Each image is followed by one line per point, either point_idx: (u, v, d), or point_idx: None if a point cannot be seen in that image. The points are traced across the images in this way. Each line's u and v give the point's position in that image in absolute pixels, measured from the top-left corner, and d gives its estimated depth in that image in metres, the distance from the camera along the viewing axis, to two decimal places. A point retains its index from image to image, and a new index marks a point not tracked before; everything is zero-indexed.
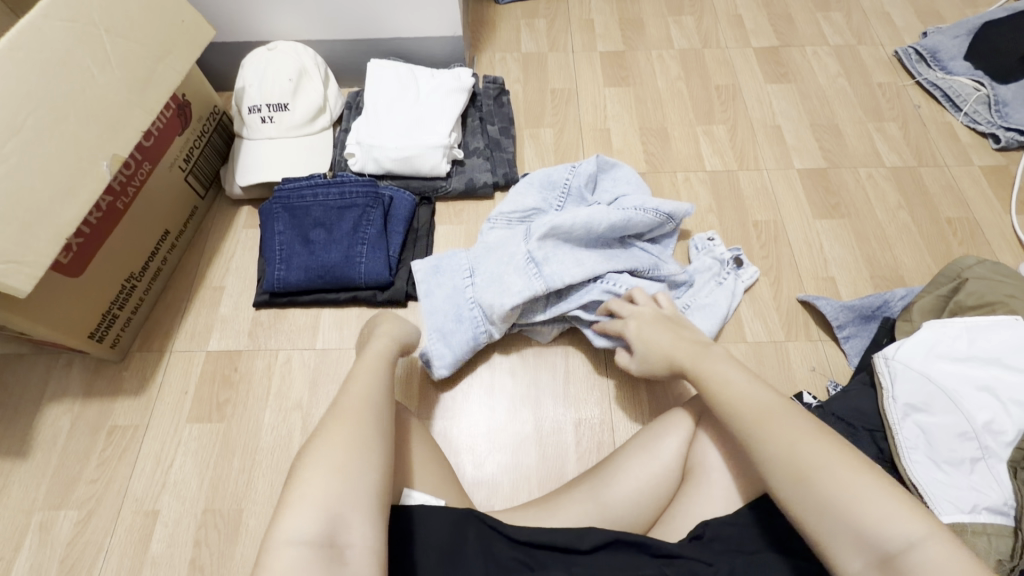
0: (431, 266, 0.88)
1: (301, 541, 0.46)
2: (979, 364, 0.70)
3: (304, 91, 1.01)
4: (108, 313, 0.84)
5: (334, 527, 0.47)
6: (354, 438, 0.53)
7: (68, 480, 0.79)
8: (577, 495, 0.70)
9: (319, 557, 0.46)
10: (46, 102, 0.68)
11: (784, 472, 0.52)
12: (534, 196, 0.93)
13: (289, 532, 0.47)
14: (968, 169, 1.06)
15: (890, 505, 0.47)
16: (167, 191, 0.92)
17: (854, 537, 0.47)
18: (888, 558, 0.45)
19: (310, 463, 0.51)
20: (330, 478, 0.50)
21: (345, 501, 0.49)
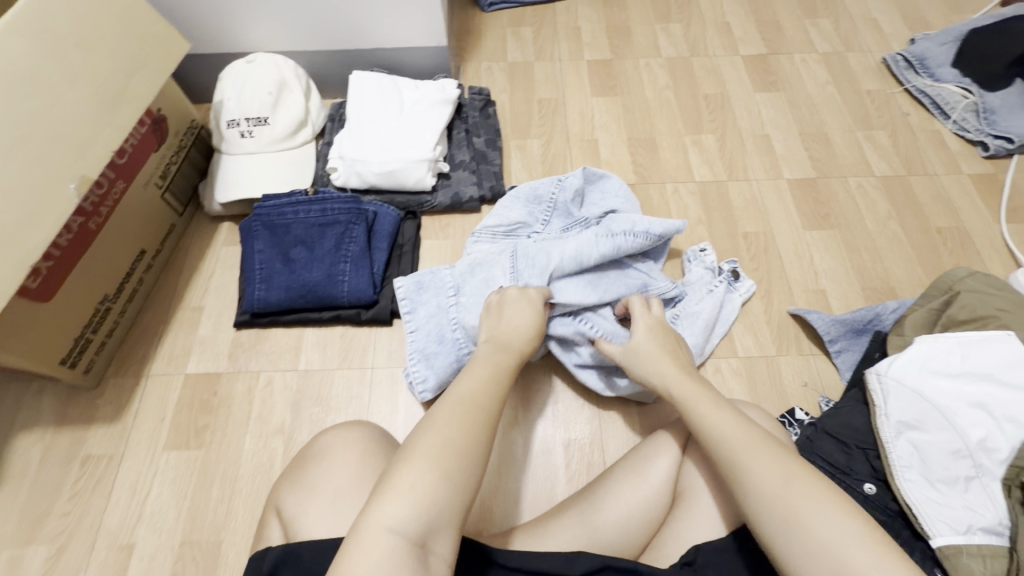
0: (413, 282, 0.86)
1: (399, 532, 0.43)
2: (972, 380, 0.69)
3: (284, 104, 0.99)
4: (81, 337, 0.81)
5: (428, 530, 0.45)
6: (465, 443, 0.49)
7: (39, 513, 0.76)
8: (567, 520, 0.68)
9: (408, 559, 0.43)
10: (11, 125, 0.65)
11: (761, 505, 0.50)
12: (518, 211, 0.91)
13: (388, 519, 0.44)
14: (957, 177, 1.05)
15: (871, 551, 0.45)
16: (143, 209, 0.89)
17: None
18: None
19: (416, 455, 0.48)
20: (438, 476, 0.47)
21: (444, 509, 0.46)
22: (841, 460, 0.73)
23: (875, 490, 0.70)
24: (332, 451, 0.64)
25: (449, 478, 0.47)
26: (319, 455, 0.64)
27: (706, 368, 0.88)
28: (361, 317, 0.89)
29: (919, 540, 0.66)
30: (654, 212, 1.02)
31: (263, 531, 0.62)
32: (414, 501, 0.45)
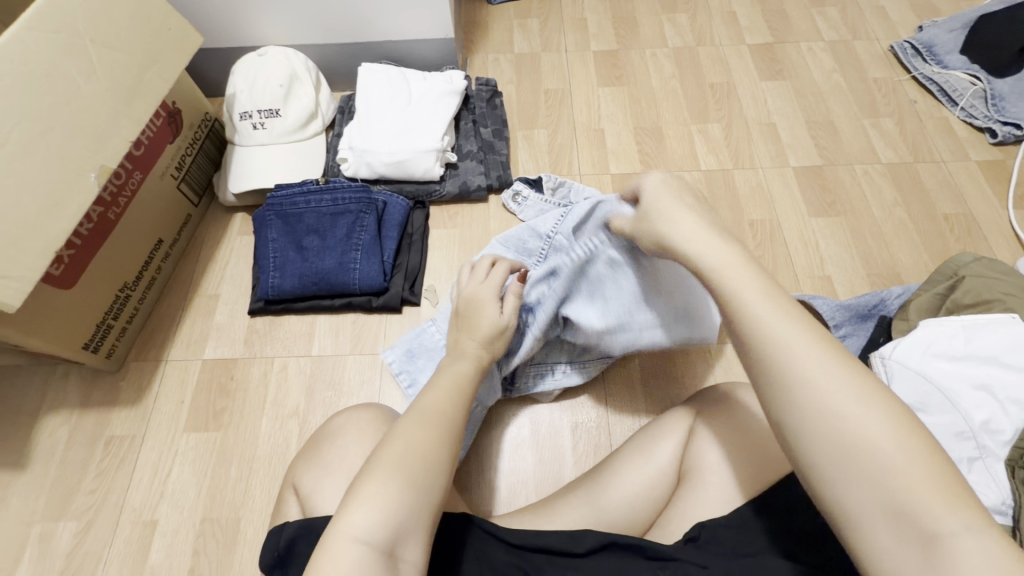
0: (403, 352, 0.86)
1: (366, 542, 0.44)
2: (976, 362, 0.70)
3: (295, 96, 1.01)
4: (102, 323, 0.84)
5: (396, 535, 0.46)
6: (430, 447, 0.51)
7: (66, 491, 0.79)
8: (573, 500, 0.71)
9: (376, 563, 0.44)
10: (33, 119, 0.67)
11: (810, 426, 0.42)
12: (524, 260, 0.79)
13: (355, 529, 0.45)
14: (965, 164, 1.05)
15: (935, 483, 0.38)
16: (160, 200, 0.91)
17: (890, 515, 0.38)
18: (933, 542, 0.37)
19: (380, 464, 0.49)
20: (402, 483, 0.48)
21: (412, 512, 0.47)
22: None
23: None
24: (346, 430, 0.66)
25: (413, 482, 0.48)
26: (334, 434, 0.66)
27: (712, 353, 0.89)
28: (372, 304, 0.91)
29: None
30: None
31: (281, 506, 0.64)
32: (380, 509, 0.46)
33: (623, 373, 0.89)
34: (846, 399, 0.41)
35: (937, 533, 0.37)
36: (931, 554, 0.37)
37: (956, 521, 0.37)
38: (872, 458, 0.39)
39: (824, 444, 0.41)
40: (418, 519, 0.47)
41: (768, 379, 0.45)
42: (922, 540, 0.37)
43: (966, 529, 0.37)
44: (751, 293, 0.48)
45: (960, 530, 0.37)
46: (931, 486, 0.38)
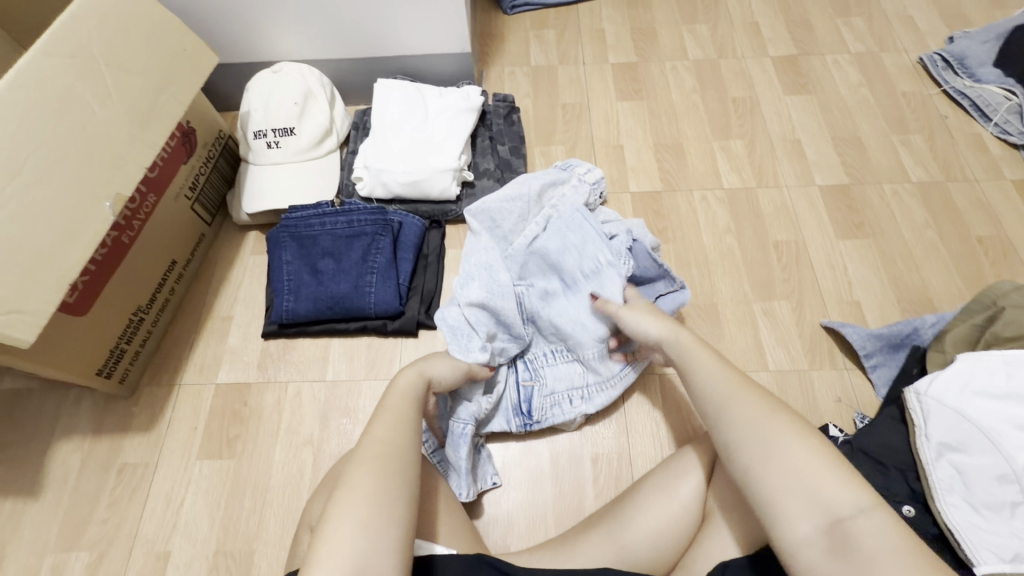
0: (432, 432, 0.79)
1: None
2: (1019, 402, 0.67)
3: (310, 114, 0.99)
4: (115, 349, 0.83)
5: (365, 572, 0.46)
6: (388, 487, 0.52)
7: (79, 521, 0.78)
8: (595, 537, 0.68)
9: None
10: (47, 147, 0.66)
11: (737, 437, 0.52)
12: (478, 290, 0.82)
13: None
14: (999, 183, 1.02)
15: (840, 477, 0.47)
16: (174, 220, 0.90)
17: (807, 502, 0.47)
18: (840, 523, 0.45)
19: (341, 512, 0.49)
20: (362, 523, 0.49)
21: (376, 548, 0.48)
22: (879, 481, 0.71)
23: (914, 513, 0.67)
24: None
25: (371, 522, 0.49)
26: None
27: None
28: (387, 329, 0.89)
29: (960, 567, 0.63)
30: (681, 220, 1.01)
31: (296, 547, 0.62)
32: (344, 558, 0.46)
33: (645, 403, 0.86)
34: (762, 412, 0.52)
35: (839, 515, 0.46)
36: (838, 536, 0.45)
37: (850, 504, 0.46)
38: (784, 455, 0.49)
39: (748, 447, 0.51)
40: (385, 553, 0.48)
41: (705, 404, 0.57)
42: (831, 525, 0.46)
43: (861, 510, 0.46)
44: (698, 347, 0.63)
45: (857, 511, 0.46)
46: (833, 480, 0.47)
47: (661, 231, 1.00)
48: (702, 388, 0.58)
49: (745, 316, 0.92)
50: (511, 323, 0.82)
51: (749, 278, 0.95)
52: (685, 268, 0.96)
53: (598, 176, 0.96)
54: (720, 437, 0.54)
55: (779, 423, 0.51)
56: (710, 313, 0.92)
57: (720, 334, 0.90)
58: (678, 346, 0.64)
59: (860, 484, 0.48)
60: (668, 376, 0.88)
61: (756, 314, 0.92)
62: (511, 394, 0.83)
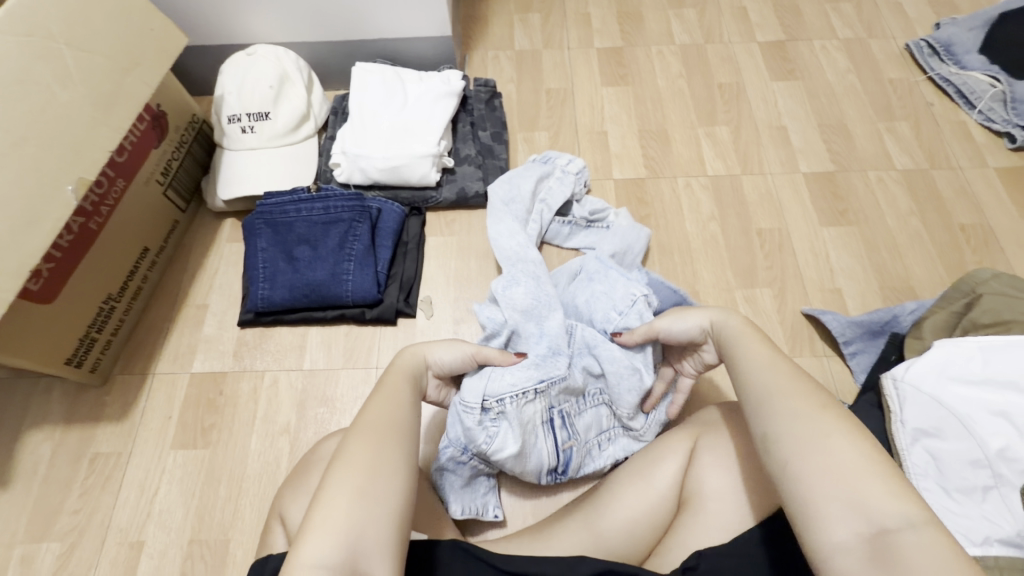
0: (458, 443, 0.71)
1: (323, 566, 0.42)
2: (994, 388, 0.66)
3: (286, 98, 0.97)
4: (86, 337, 0.81)
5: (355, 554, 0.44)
6: (381, 462, 0.49)
7: (51, 511, 0.77)
8: (571, 525, 0.68)
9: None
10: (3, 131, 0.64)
11: (780, 430, 0.47)
12: (522, 294, 0.79)
13: (312, 557, 0.43)
14: (982, 171, 1.01)
15: (882, 481, 0.42)
16: (145, 206, 0.88)
17: (845, 508, 0.42)
18: (885, 536, 0.41)
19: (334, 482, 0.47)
20: (355, 499, 0.46)
21: (368, 526, 0.45)
22: None
23: None
24: None
25: (365, 497, 0.47)
26: (323, 461, 0.64)
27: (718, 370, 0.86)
28: (365, 316, 0.88)
29: None
30: (665, 207, 1.00)
31: (267, 537, 0.62)
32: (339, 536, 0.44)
33: None
34: (809, 406, 0.48)
35: (885, 527, 0.41)
36: (880, 549, 0.40)
37: (900, 515, 0.41)
38: (828, 455, 0.44)
39: (790, 442, 0.46)
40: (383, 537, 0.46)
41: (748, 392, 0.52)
42: (873, 536, 0.41)
43: (910, 523, 0.41)
44: (747, 334, 0.57)
45: (905, 524, 0.41)
46: (880, 486, 0.42)
47: (644, 218, 0.99)
48: (745, 376, 0.53)
49: (727, 304, 0.91)
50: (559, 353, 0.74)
51: (732, 266, 0.94)
52: (667, 256, 0.95)
53: (580, 166, 0.96)
54: (759, 429, 0.49)
55: (829, 420, 0.46)
56: (691, 302, 0.91)
57: None
58: (731, 331, 0.58)
59: (907, 492, 0.43)
60: None
61: (737, 302, 0.91)
62: (548, 450, 0.72)
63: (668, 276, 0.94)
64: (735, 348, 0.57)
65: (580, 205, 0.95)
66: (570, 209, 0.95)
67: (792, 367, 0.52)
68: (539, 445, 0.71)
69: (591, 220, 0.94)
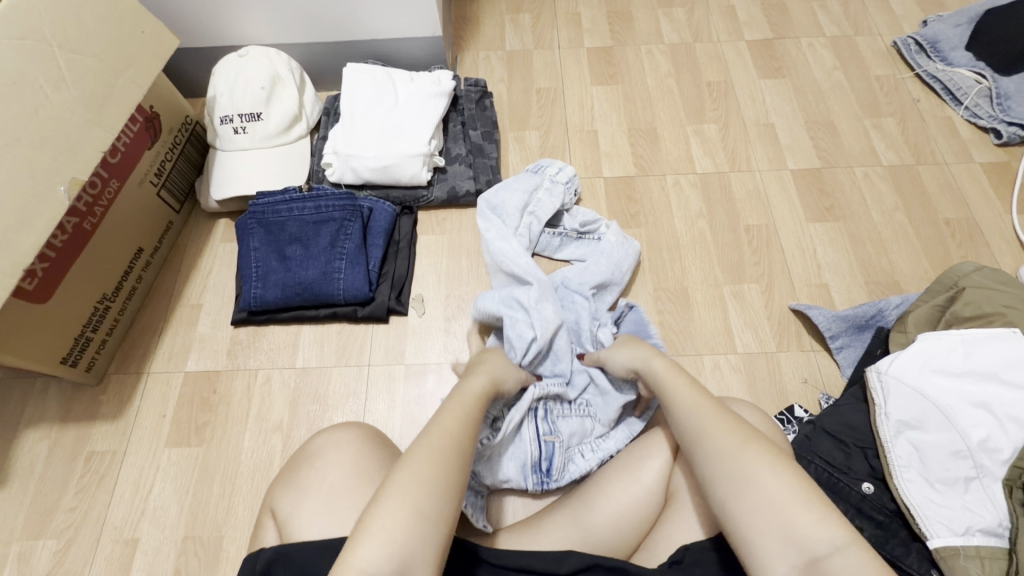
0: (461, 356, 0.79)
1: None
2: (975, 379, 0.68)
3: (278, 98, 0.98)
4: (81, 336, 0.82)
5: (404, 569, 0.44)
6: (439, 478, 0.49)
7: (46, 509, 0.78)
8: (559, 519, 0.69)
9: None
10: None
11: (712, 471, 0.50)
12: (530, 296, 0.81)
13: (363, 563, 0.44)
14: (968, 167, 1.02)
15: (811, 507, 0.45)
16: (139, 207, 0.89)
17: (780, 538, 0.45)
18: (815, 564, 0.44)
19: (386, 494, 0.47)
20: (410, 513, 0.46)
21: (418, 543, 0.45)
22: (839, 459, 0.73)
23: (873, 490, 0.70)
24: (326, 451, 0.65)
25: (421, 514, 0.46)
26: (314, 456, 0.64)
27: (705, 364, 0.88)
28: (357, 315, 0.89)
29: (915, 540, 0.66)
30: (654, 204, 1.01)
31: (260, 532, 0.62)
32: (388, 544, 0.44)
33: None
34: (734, 440, 0.51)
35: (816, 554, 0.44)
36: (814, 575, 0.44)
37: (827, 540, 0.44)
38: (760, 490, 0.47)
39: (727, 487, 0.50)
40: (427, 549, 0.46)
41: (683, 432, 0.55)
42: (805, 564, 0.44)
43: (836, 547, 0.43)
44: (673, 373, 0.62)
45: (832, 549, 0.43)
46: (806, 514, 0.45)
47: (634, 215, 1.00)
48: (675, 417, 0.57)
49: (715, 300, 0.92)
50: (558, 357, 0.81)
51: (720, 262, 0.95)
52: (656, 252, 0.96)
53: (569, 174, 0.97)
54: (698, 468, 0.52)
55: (752, 454, 0.49)
56: (680, 297, 0.92)
57: (690, 318, 0.91)
58: (654, 371, 0.64)
59: (831, 513, 0.45)
60: None
61: (725, 298, 0.92)
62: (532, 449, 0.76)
63: (657, 272, 0.95)
64: (663, 388, 0.61)
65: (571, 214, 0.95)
66: (561, 220, 0.95)
67: (715, 404, 0.55)
68: (522, 435, 0.76)
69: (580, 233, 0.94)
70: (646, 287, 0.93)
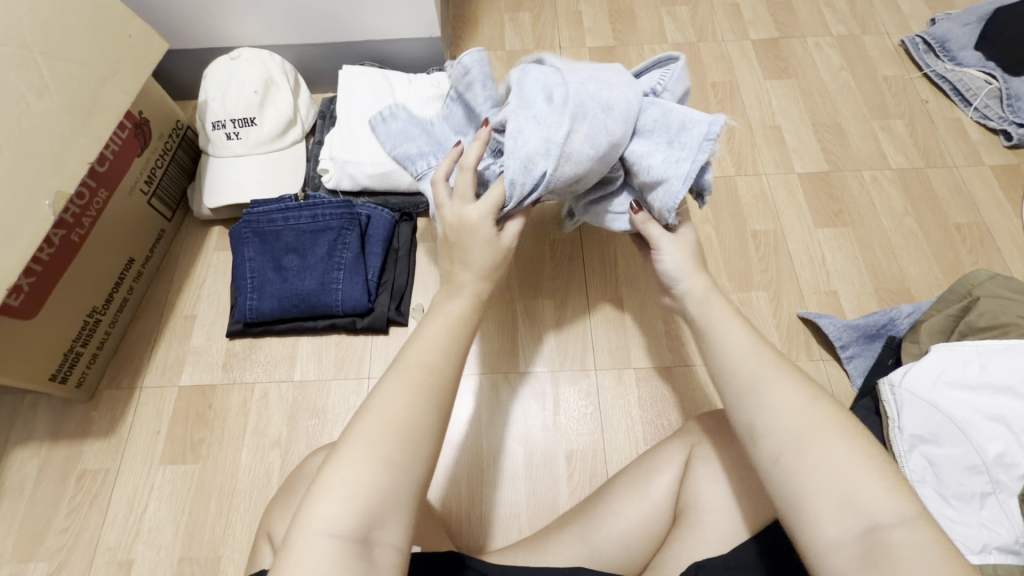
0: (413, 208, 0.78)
1: (335, 534, 0.40)
2: (991, 392, 0.66)
3: (272, 102, 0.95)
4: (70, 351, 0.79)
5: (371, 524, 0.41)
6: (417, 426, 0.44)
7: (37, 531, 0.76)
8: (567, 537, 0.66)
9: (350, 560, 0.39)
10: None
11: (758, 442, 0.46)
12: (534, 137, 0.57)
13: (322, 521, 0.40)
14: (978, 169, 1.01)
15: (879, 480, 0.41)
16: (129, 216, 0.86)
17: (838, 503, 0.41)
18: (875, 533, 0.39)
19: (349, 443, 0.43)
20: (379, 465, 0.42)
21: (388, 496, 0.42)
22: None
23: None
24: None
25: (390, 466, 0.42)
26: (313, 476, 0.62)
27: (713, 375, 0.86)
28: (356, 326, 0.87)
29: None
30: None
31: (256, 557, 0.60)
32: (350, 494, 0.41)
33: (620, 397, 0.85)
34: (800, 399, 0.45)
35: (877, 523, 0.40)
36: None
37: (893, 511, 0.40)
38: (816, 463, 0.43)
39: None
40: (395, 503, 0.42)
41: (731, 382, 0.49)
42: (864, 533, 0.40)
43: (901, 519, 0.40)
44: (728, 316, 0.54)
45: (896, 520, 0.40)
46: (872, 483, 0.41)
47: None
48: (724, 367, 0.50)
49: None
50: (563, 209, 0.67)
51: (727, 269, 0.93)
52: None
53: None
54: (748, 418, 0.47)
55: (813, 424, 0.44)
56: None
57: None
58: (705, 307, 0.56)
59: (899, 484, 0.41)
60: (646, 371, 0.86)
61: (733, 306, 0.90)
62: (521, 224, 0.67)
63: None
64: (713, 326, 0.53)
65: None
66: None
67: (778, 356, 0.49)
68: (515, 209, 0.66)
69: None
70: (652, 295, 0.92)
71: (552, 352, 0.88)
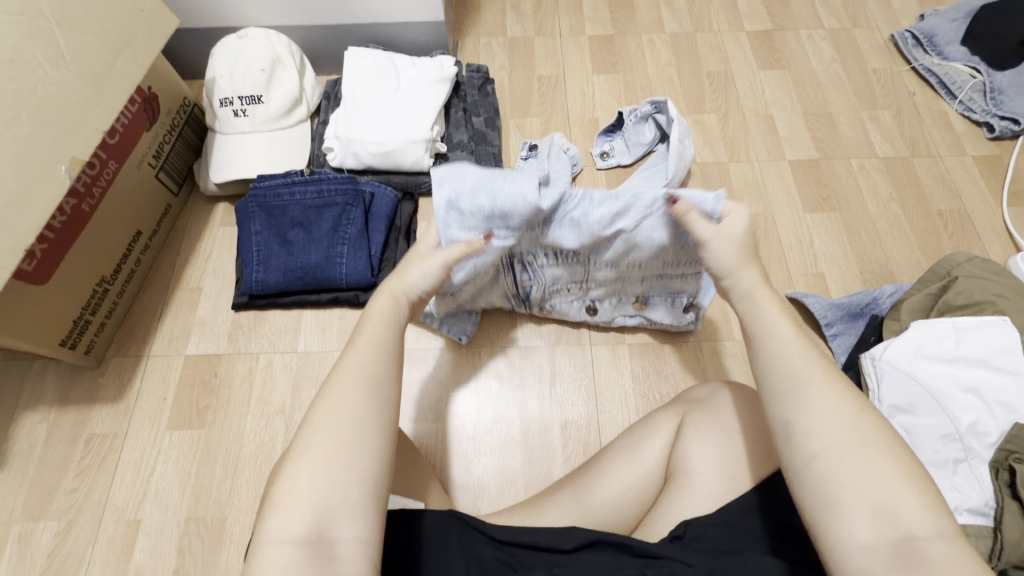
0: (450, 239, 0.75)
1: (290, 542, 0.43)
2: (965, 365, 0.70)
3: (278, 81, 0.97)
4: (79, 319, 0.81)
5: (323, 522, 0.43)
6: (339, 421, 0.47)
7: (46, 491, 0.78)
8: (561, 498, 0.69)
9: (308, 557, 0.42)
10: (10, 112, 0.65)
11: None
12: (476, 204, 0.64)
13: (276, 532, 0.43)
14: (961, 159, 1.04)
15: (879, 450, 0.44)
16: (138, 189, 0.88)
17: (871, 504, 0.42)
18: (910, 541, 0.41)
19: (298, 456, 0.46)
20: (314, 470, 0.45)
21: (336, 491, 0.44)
22: None
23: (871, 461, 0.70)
24: None
25: (324, 469, 0.45)
26: None
27: (703, 351, 0.89)
28: (359, 300, 0.89)
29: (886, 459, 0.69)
30: None
31: None
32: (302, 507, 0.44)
33: (614, 372, 0.88)
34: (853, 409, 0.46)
35: (913, 535, 0.41)
36: (894, 545, 0.41)
37: (933, 526, 0.41)
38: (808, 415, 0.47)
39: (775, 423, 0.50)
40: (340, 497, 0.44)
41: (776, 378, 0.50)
42: (898, 539, 0.41)
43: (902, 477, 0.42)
44: None
45: (934, 534, 0.41)
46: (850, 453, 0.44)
47: None
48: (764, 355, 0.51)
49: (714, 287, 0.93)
50: (507, 207, 0.65)
51: None
52: None
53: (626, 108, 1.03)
54: (783, 415, 0.48)
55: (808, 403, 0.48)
56: None
57: None
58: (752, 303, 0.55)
59: (937, 498, 0.43)
60: (639, 347, 0.89)
61: None
62: (541, 271, 0.78)
63: None
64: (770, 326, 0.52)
65: (619, 147, 1.03)
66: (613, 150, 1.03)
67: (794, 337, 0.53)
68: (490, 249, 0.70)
69: (626, 142, 1.03)
70: None
71: (551, 330, 0.91)
